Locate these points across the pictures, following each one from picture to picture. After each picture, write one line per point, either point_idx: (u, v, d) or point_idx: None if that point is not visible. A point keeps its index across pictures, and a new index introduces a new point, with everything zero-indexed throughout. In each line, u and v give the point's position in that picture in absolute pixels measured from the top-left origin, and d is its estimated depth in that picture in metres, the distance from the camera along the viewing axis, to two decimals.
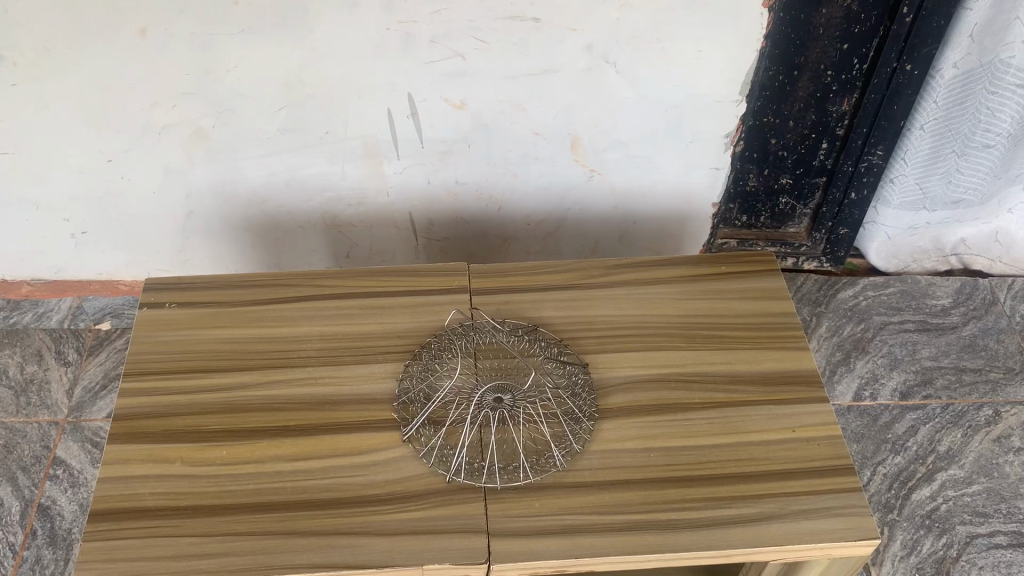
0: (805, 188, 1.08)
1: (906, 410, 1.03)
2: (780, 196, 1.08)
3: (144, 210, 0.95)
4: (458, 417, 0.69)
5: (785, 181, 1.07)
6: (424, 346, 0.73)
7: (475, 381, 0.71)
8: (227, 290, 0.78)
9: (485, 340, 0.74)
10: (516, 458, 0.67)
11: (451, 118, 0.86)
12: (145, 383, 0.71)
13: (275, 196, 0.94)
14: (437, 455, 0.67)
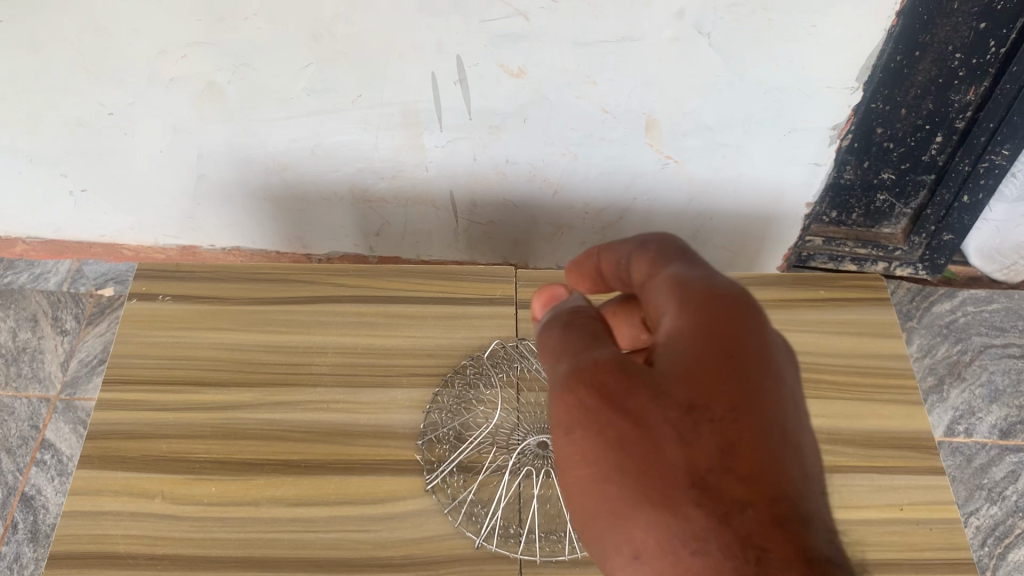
0: (909, 185, 0.92)
1: (1006, 451, 0.90)
2: (879, 192, 0.93)
3: (152, 170, 0.84)
4: (494, 466, 0.57)
5: (887, 176, 0.91)
6: (457, 373, 0.61)
7: (517, 420, 0.59)
8: (232, 282, 0.66)
9: (532, 370, 0.62)
10: (562, 524, 0.55)
11: (503, 88, 0.72)
12: (127, 395, 0.60)
13: (299, 164, 0.82)
14: (466, 512, 0.55)
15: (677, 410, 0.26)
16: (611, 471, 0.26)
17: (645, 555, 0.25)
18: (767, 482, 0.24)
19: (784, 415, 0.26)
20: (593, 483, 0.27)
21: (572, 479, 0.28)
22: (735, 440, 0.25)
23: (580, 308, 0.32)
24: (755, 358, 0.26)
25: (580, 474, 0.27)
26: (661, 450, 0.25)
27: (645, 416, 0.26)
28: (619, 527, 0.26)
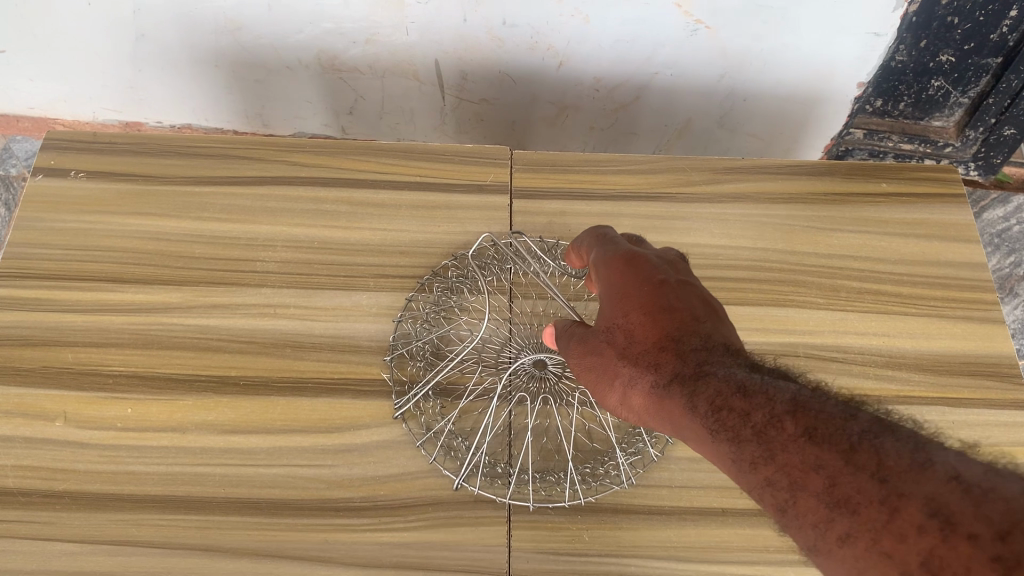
0: (970, 71, 0.69)
1: None
2: (933, 78, 0.69)
3: (80, 31, 0.70)
4: (481, 389, 0.46)
5: (946, 60, 0.67)
6: (438, 274, 0.50)
7: (510, 332, 0.48)
8: (162, 157, 0.54)
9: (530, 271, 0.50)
10: (561, 462, 0.44)
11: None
12: (25, 293, 0.48)
13: (254, 24, 0.68)
14: (444, 446, 0.44)
15: (603, 321, 0.36)
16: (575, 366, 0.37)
17: (610, 402, 0.35)
18: (648, 322, 0.34)
19: (660, 291, 0.35)
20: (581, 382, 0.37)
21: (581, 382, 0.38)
22: (632, 317, 0.35)
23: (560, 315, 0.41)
24: (638, 274, 0.37)
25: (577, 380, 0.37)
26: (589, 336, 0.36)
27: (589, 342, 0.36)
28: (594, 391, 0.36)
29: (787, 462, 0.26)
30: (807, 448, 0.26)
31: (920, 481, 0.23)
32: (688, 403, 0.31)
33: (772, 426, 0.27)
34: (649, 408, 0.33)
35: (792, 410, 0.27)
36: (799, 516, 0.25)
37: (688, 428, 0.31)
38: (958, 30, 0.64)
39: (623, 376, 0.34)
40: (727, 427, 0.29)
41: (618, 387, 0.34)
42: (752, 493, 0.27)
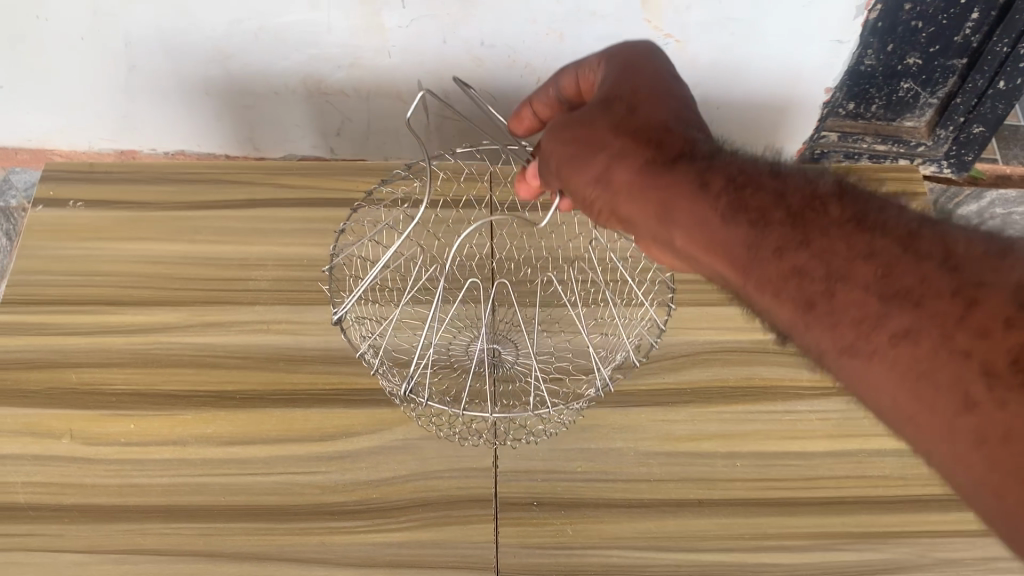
0: (936, 72, 0.71)
1: None
2: (901, 80, 0.72)
3: (75, 64, 0.73)
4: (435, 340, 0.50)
5: (912, 62, 0.70)
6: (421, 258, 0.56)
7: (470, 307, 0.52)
8: (158, 185, 0.57)
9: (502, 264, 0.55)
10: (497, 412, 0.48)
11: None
12: (29, 319, 0.50)
13: (240, 53, 0.72)
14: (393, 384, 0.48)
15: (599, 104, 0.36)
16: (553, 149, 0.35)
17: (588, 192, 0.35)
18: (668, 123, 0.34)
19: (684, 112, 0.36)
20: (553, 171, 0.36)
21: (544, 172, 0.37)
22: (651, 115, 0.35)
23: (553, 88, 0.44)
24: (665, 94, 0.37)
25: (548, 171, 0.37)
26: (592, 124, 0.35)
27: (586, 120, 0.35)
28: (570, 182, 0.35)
29: (828, 247, 0.27)
30: (853, 234, 0.27)
31: (996, 273, 0.24)
32: (706, 192, 0.31)
33: (813, 212, 0.28)
34: (631, 184, 0.32)
35: (838, 199, 0.29)
36: (838, 310, 0.26)
37: (688, 208, 0.31)
38: (924, 33, 0.67)
39: (619, 151, 0.33)
40: (752, 208, 0.29)
41: (602, 158, 0.33)
42: (770, 278, 0.28)
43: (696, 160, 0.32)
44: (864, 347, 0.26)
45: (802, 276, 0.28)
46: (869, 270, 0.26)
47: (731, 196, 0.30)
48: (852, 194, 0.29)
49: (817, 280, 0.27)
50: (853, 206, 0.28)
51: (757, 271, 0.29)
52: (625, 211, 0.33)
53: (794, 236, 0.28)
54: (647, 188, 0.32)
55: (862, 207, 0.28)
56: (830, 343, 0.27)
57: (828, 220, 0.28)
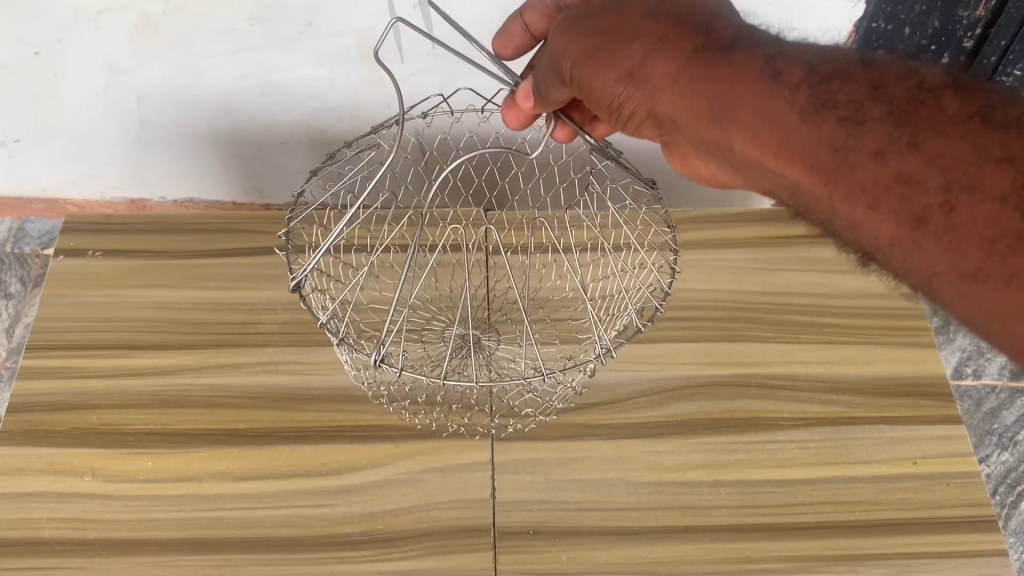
0: None
1: (1017, 395, 0.84)
2: None
3: (89, 118, 0.77)
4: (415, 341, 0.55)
5: None
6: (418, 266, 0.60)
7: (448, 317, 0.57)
8: (172, 234, 0.60)
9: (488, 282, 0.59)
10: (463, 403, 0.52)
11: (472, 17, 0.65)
12: (51, 363, 0.53)
13: (246, 105, 0.76)
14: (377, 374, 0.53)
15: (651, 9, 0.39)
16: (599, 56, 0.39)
17: (664, 98, 0.38)
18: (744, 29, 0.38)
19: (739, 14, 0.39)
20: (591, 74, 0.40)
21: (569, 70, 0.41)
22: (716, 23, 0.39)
23: None
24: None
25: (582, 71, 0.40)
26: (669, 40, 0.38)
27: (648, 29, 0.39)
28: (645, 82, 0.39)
29: (945, 151, 0.32)
30: (966, 135, 0.32)
31: None
32: (808, 101, 0.35)
33: (925, 114, 0.33)
34: (713, 88, 0.36)
35: (947, 99, 0.33)
36: (954, 222, 0.31)
37: (780, 105, 0.35)
38: None
39: (658, 41, 0.38)
40: (858, 110, 0.34)
41: (639, 49, 0.38)
42: (874, 177, 0.33)
43: (780, 58, 0.36)
44: (985, 271, 0.31)
45: (908, 181, 0.32)
46: (1001, 178, 0.31)
47: (836, 100, 0.34)
48: (950, 84, 0.34)
49: (931, 186, 0.32)
50: (963, 103, 0.33)
51: (853, 164, 0.33)
52: (668, 108, 0.38)
53: (900, 142, 0.33)
54: (752, 98, 0.35)
55: (966, 104, 0.33)
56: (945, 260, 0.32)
57: (939, 123, 0.33)
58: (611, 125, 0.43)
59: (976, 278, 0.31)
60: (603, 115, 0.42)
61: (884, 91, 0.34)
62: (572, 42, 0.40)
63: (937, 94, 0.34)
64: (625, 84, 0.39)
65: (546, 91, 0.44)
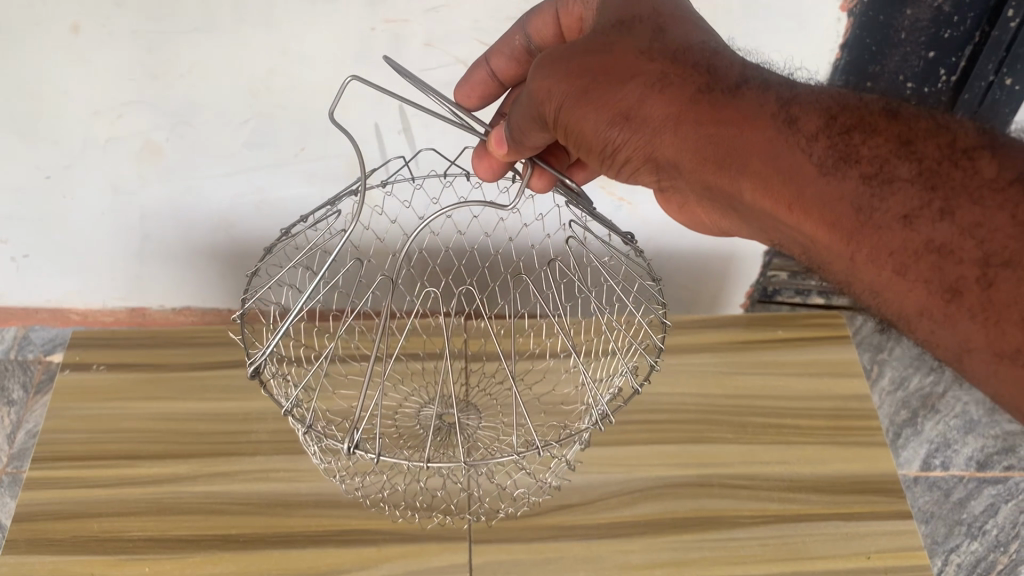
0: None
1: (984, 484, 0.87)
2: None
3: (95, 234, 0.82)
4: (398, 428, 0.59)
5: None
6: (403, 369, 0.64)
7: (426, 401, 0.61)
8: (172, 348, 0.64)
9: (485, 377, 0.63)
10: (437, 492, 0.56)
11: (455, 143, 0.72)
12: (54, 473, 0.56)
13: (242, 221, 0.81)
14: (353, 466, 0.56)
15: (673, 61, 0.42)
16: (589, 101, 0.41)
17: (681, 153, 0.41)
18: (774, 85, 0.41)
19: (764, 71, 0.42)
20: (581, 114, 0.42)
21: (550, 114, 0.43)
22: (743, 79, 0.41)
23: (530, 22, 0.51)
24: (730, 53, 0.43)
25: (564, 114, 0.42)
26: (671, 83, 0.41)
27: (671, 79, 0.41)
28: (658, 137, 0.41)
29: (973, 217, 0.34)
30: (999, 203, 0.34)
31: None
32: (831, 158, 0.38)
33: (955, 180, 0.36)
34: (731, 139, 0.39)
35: (978, 165, 0.36)
36: (992, 299, 0.33)
37: (800, 162, 0.38)
38: None
39: (656, 85, 0.41)
40: (886, 173, 0.37)
41: (640, 92, 0.41)
42: (901, 241, 0.35)
43: (803, 118, 0.39)
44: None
45: (940, 250, 0.35)
46: None
47: (860, 162, 0.37)
48: (983, 146, 0.37)
49: (968, 259, 0.34)
50: (995, 169, 0.35)
51: (879, 225, 0.36)
52: (671, 152, 0.42)
53: (932, 208, 0.35)
54: (765, 147, 0.39)
55: (998, 169, 0.35)
56: (977, 332, 0.34)
57: (968, 188, 0.35)
58: (605, 168, 0.46)
59: (1013, 360, 0.33)
60: (587, 155, 0.45)
61: (913, 153, 0.37)
62: (556, 81, 0.42)
63: (968, 157, 0.36)
64: (624, 128, 0.42)
65: (524, 136, 0.46)
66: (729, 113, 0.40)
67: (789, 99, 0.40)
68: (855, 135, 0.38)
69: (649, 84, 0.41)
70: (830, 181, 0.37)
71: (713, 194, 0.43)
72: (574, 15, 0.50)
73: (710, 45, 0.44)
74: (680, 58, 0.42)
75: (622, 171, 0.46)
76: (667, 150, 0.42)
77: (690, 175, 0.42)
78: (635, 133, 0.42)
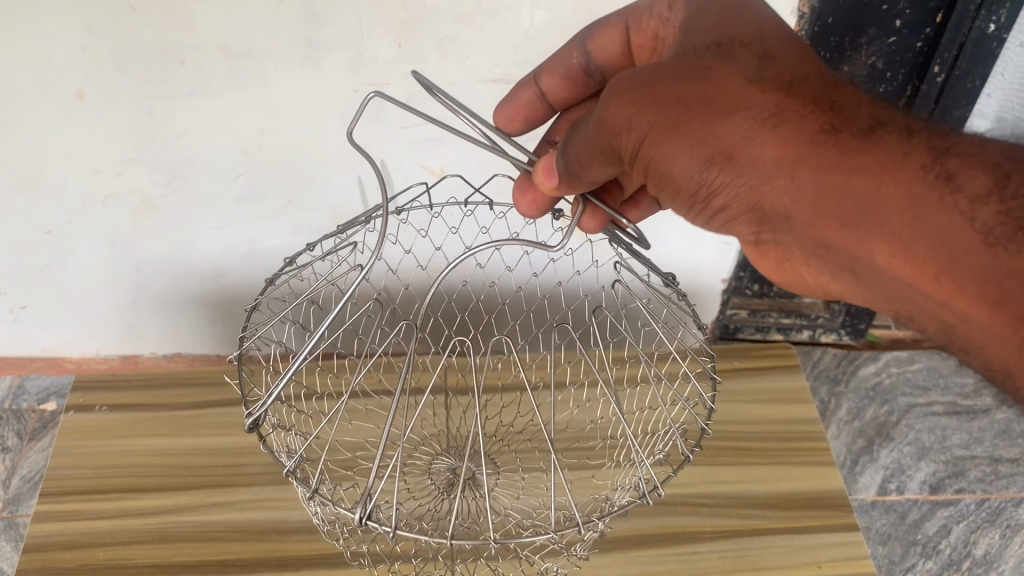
0: None
1: (937, 506, 0.92)
2: None
3: (90, 286, 0.87)
4: (412, 483, 0.63)
5: None
6: (442, 435, 0.68)
7: (436, 459, 0.64)
8: (170, 388, 0.69)
9: (517, 427, 0.70)
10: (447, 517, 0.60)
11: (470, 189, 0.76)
12: (61, 507, 0.60)
13: (232, 270, 0.86)
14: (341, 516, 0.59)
15: (801, 108, 0.41)
16: (682, 137, 0.42)
17: (797, 202, 0.41)
18: (910, 138, 0.40)
19: (895, 121, 0.42)
20: (675, 148, 0.42)
21: (643, 153, 0.43)
22: (877, 132, 0.41)
23: (596, 40, 0.55)
24: (857, 102, 0.43)
25: (656, 147, 0.42)
26: (788, 125, 0.41)
27: (799, 123, 0.41)
28: (767, 183, 0.41)
29: None
30: None
31: None
32: (982, 223, 0.37)
33: None
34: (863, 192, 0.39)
35: None
36: None
37: (941, 219, 0.37)
38: None
39: (780, 131, 0.40)
40: None
41: (770, 137, 0.40)
42: None
43: (943, 175, 0.38)
44: None
45: None
46: None
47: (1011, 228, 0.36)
48: None
49: None
50: None
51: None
52: (783, 201, 0.41)
53: None
54: (902, 201, 0.38)
55: None
56: None
57: None
58: (694, 209, 0.46)
59: None
60: (681, 196, 0.45)
61: None
62: (645, 116, 0.42)
63: None
64: (731, 172, 0.41)
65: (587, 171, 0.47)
66: (860, 162, 0.39)
67: (931, 153, 0.39)
68: (1019, 198, 0.37)
69: (759, 120, 0.41)
70: (990, 254, 0.36)
71: (821, 247, 0.42)
72: (642, 38, 0.54)
73: (831, 86, 0.44)
74: (791, 91, 0.42)
75: (718, 216, 0.46)
76: (778, 196, 0.41)
77: (805, 228, 0.41)
78: (754, 176, 0.41)
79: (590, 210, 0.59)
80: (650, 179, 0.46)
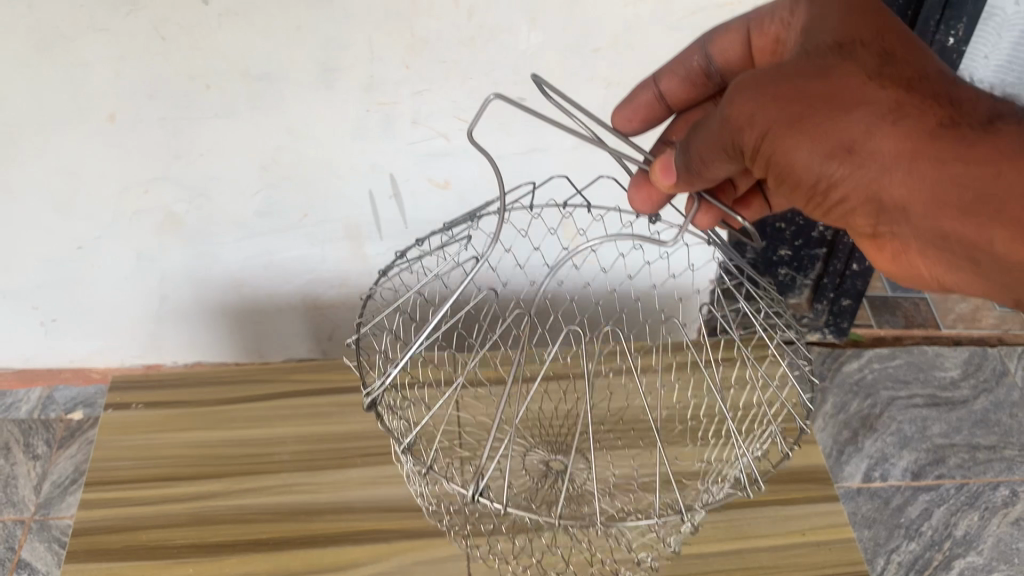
0: (805, 259, 0.97)
1: (919, 491, 0.97)
2: (778, 267, 0.97)
3: (119, 299, 0.92)
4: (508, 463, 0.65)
5: (784, 253, 0.95)
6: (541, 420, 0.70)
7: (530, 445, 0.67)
8: (199, 387, 0.74)
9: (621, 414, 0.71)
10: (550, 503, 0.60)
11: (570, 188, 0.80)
12: (104, 495, 0.65)
13: (251, 280, 0.91)
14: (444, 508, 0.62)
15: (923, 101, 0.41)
16: (806, 132, 0.41)
17: (915, 194, 0.40)
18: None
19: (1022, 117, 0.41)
20: (793, 141, 0.42)
21: (761, 147, 0.43)
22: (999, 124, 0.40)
23: (722, 45, 0.54)
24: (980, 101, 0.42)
25: (772, 140, 0.42)
26: (907, 118, 0.40)
27: (921, 115, 0.40)
28: (887, 175, 0.40)
29: None
30: None
31: None
32: None
33: None
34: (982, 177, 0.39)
35: None
36: None
37: None
38: (787, 231, 0.91)
39: (899, 124, 0.40)
40: None
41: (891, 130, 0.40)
42: None
43: None
44: None
45: None
46: None
47: None
48: None
49: None
50: None
51: None
52: (901, 192, 0.41)
53: None
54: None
55: None
56: None
57: None
58: (812, 206, 0.46)
59: None
60: (800, 192, 0.45)
61: None
62: (761, 110, 0.42)
63: None
64: (850, 164, 0.41)
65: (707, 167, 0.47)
66: (981, 151, 0.39)
67: None
68: None
69: (881, 116, 0.40)
70: None
71: (943, 237, 0.41)
72: (767, 37, 0.53)
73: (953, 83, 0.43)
74: (912, 88, 0.42)
75: (837, 213, 0.45)
76: (896, 188, 0.41)
77: (924, 218, 0.41)
78: (871, 166, 0.41)
79: (704, 204, 0.59)
80: (769, 175, 0.46)
